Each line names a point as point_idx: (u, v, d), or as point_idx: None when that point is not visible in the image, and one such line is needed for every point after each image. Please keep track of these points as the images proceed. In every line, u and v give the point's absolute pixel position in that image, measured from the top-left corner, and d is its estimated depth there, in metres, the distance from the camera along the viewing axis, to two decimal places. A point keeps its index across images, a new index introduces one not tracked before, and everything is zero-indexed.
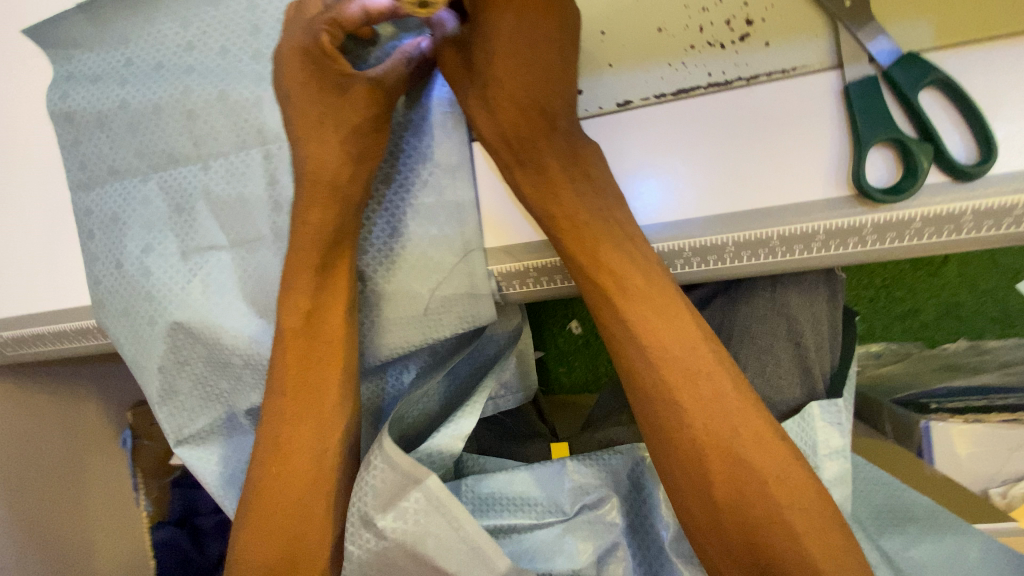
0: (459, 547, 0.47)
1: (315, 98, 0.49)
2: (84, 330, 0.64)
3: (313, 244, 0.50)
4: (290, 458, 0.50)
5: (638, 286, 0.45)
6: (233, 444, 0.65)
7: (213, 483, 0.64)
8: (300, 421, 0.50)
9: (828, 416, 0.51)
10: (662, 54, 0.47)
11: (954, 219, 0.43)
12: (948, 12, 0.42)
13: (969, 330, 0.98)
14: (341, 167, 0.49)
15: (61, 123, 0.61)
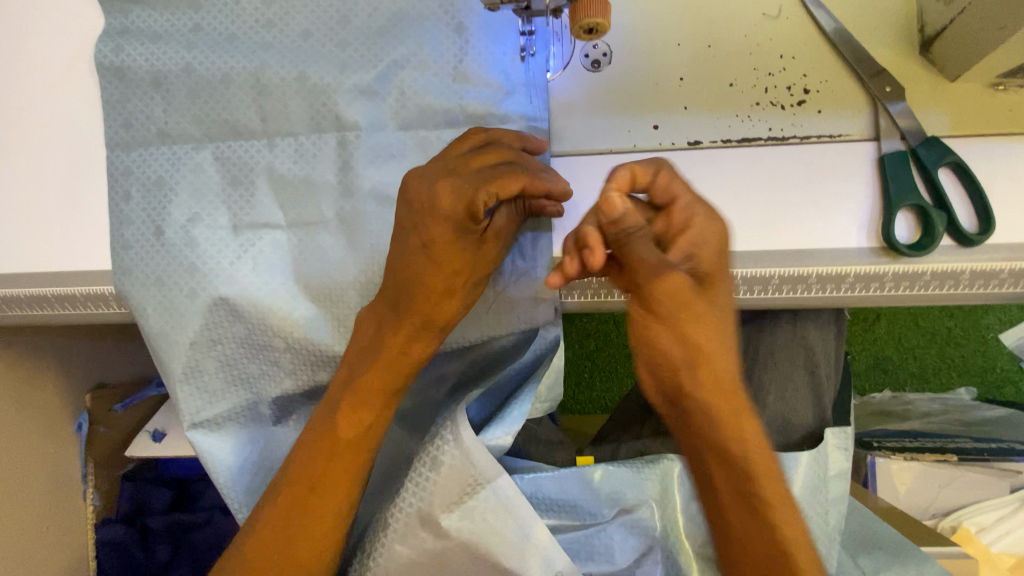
0: (517, 542, 0.55)
1: (446, 236, 0.48)
2: (97, 297, 0.58)
3: (420, 251, 0.49)
4: (349, 452, 0.54)
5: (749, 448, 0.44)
6: (251, 434, 0.62)
7: (222, 472, 0.61)
8: (365, 423, 0.54)
9: (839, 442, 0.59)
10: (730, 105, 0.54)
11: (955, 276, 0.53)
12: (960, 108, 0.52)
13: (892, 381, 1.23)
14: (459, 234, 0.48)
15: (111, 77, 0.58)
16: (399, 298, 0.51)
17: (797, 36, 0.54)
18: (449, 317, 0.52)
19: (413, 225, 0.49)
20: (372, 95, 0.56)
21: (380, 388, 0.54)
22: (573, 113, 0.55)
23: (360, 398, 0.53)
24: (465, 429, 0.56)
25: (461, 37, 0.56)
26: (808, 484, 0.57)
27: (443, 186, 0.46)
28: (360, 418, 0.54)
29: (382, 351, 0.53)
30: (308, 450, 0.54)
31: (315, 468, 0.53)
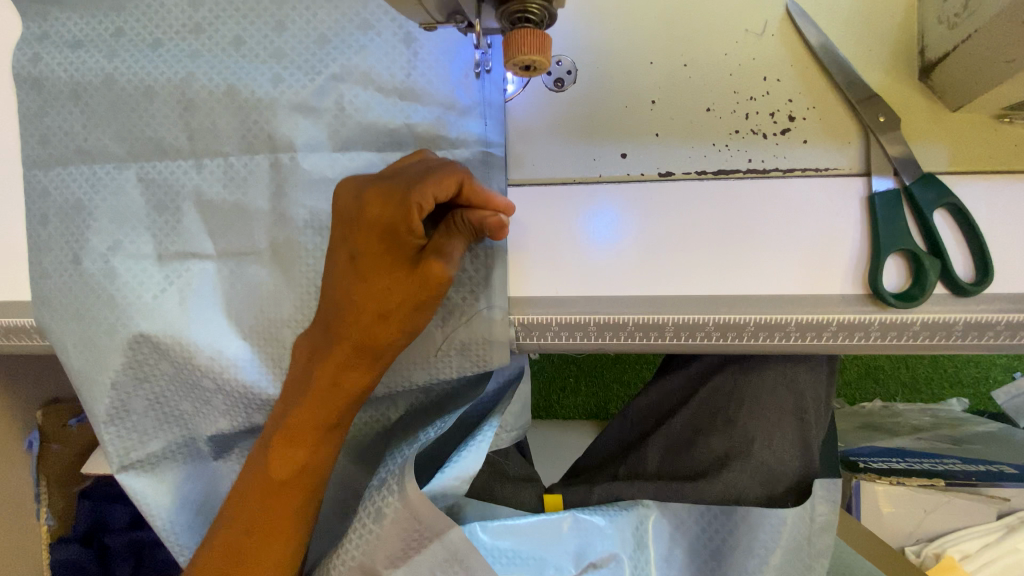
0: None
1: (377, 248, 0.43)
2: (18, 330, 0.54)
3: (354, 270, 0.44)
4: (285, 494, 0.50)
5: None
6: (185, 472, 0.58)
7: (152, 514, 0.57)
8: (302, 461, 0.50)
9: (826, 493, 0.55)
10: (707, 133, 0.48)
11: (948, 327, 0.47)
12: (959, 143, 0.47)
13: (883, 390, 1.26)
14: (390, 254, 0.43)
15: (25, 87, 0.53)
16: (333, 326, 0.47)
17: (783, 55, 0.48)
18: (388, 342, 0.47)
19: (342, 242, 0.45)
20: (311, 111, 0.50)
21: (313, 426, 0.49)
22: (534, 138, 0.50)
23: (293, 436, 0.49)
24: (409, 479, 0.50)
25: (410, 48, 0.50)
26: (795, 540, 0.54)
27: (372, 190, 0.42)
28: (293, 457, 0.50)
29: (316, 384, 0.48)
30: (245, 494, 0.51)
31: (252, 513, 0.50)
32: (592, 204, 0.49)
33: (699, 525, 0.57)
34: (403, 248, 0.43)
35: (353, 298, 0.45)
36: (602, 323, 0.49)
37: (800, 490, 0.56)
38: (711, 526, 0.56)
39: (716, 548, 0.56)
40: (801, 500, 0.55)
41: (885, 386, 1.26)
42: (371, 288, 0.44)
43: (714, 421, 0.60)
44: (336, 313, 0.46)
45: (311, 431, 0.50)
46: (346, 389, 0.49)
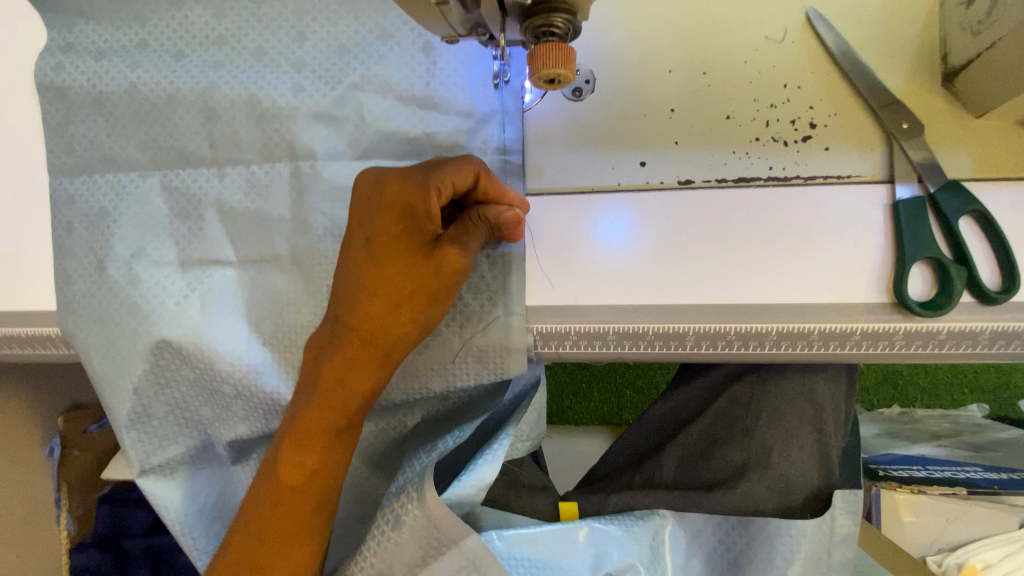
0: None
1: (394, 233, 0.44)
2: (44, 338, 0.55)
3: (370, 259, 0.45)
4: (295, 500, 0.49)
5: None
6: (205, 477, 0.59)
7: (174, 519, 0.58)
8: (311, 464, 0.49)
9: (847, 504, 0.54)
10: (726, 141, 0.48)
11: (974, 336, 0.46)
12: (983, 149, 0.46)
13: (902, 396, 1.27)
14: (405, 242, 0.44)
15: (51, 97, 0.54)
16: (342, 327, 0.47)
17: (803, 61, 0.48)
18: (402, 334, 0.47)
19: (358, 228, 0.46)
20: (331, 121, 0.51)
21: (326, 426, 0.49)
22: (551, 147, 0.50)
23: (302, 439, 0.49)
24: (427, 487, 0.50)
25: (428, 58, 0.50)
26: (813, 551, 0.54)
27: (396, 173, 0.44)
28: (303, 460, 0.49)
29: (325, 386, 0.48)
30: (256, 503, 0.50)
31: (265, 521, 0.49)
32: (609, 213, 0.49)
33: (716, 535, 0.57)
34: (420, 233, 0.44)
35: (368, 288, 0.45)
36: (621, 333, 0.49)
37: (818, 501, 0.55)
38: (728, 535, 0.56)
39: (731, 559, 0.56)
40: (819, 511, 0.54)
41: (904, 391, 1.27)
42: (387, 276, 0.45)
43: (733, 430, 0.60)
44: (350, 308, 0.46)
45: (319, 435, 0.49)
46: (353, 390, 0.48)
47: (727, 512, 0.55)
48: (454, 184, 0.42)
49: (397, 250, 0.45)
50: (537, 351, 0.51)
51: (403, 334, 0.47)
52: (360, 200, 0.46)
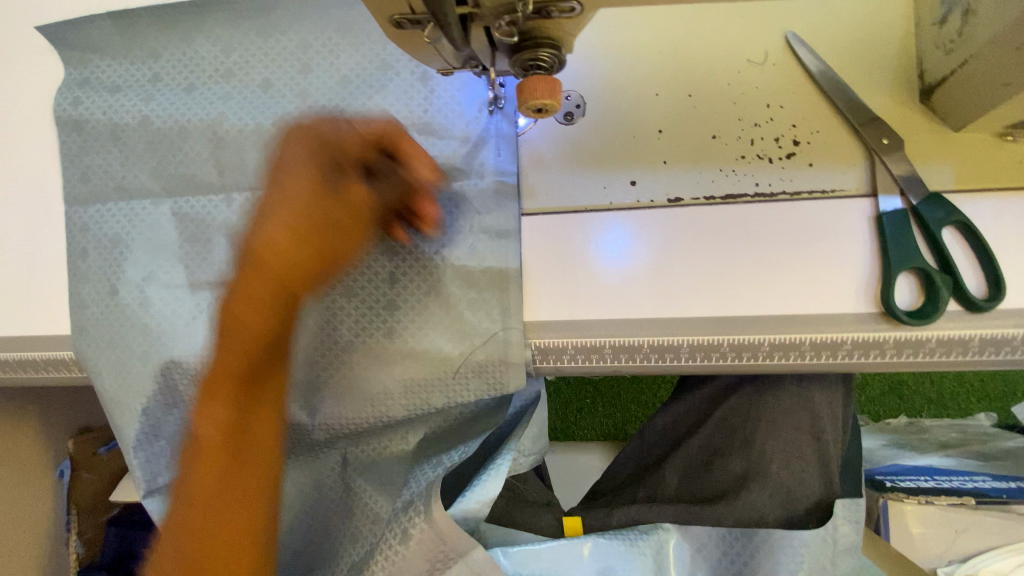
0: None
1: (304, 180, 0.51)
2: (58, 362, 0.57)
3: (302, 202, 0.51)
4: (220, 456, 0.50)
5: None
6: None
7: None
8: (220, 417, 0.51)
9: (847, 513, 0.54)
10: (713, 159, 0.50)
11: (964, 343, 0.47)
12: (964, 162, 0.47)
13: (909, 407, 1.27)
14: (326, 190, 0.50)
15: (68, 130, 0.57)
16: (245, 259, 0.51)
17: (784, 82, 0.50)
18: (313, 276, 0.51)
19: (284, 176, 0.51)
20: None
21: (238, 371, 0.51)
22: (545, 169, 0.52)
23: (210, 387, 0.51)
24: (434, 502, 0.52)
25: (426, 87, 0.53)
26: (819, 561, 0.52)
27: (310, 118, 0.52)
28: (218, 414, 0.51)
29: (237, 320, 0.51)
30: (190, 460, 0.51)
31: (196, 473, 0.50)
32: (602, 231, 0.51)
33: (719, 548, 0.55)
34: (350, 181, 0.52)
35: (298, 231, 0.50)
36: (616, 347, 0.51)
37: (819, 510, 0.55)
38: (732, 547, 0.55)
39: (739, 571, 0.54)
40: (821, 521, 0.54)
41: (911, 402, 1.27)
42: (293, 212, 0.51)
43: (733, 440, 0.60)
44: (276, 256, 0.50)
45: (233, 364, 0.51)
46: (251, 331, 0.51)
47: (733, 525, 0.55)
48: (361, 132, 0.51)
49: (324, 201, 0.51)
50: (535, 366, 0.53)
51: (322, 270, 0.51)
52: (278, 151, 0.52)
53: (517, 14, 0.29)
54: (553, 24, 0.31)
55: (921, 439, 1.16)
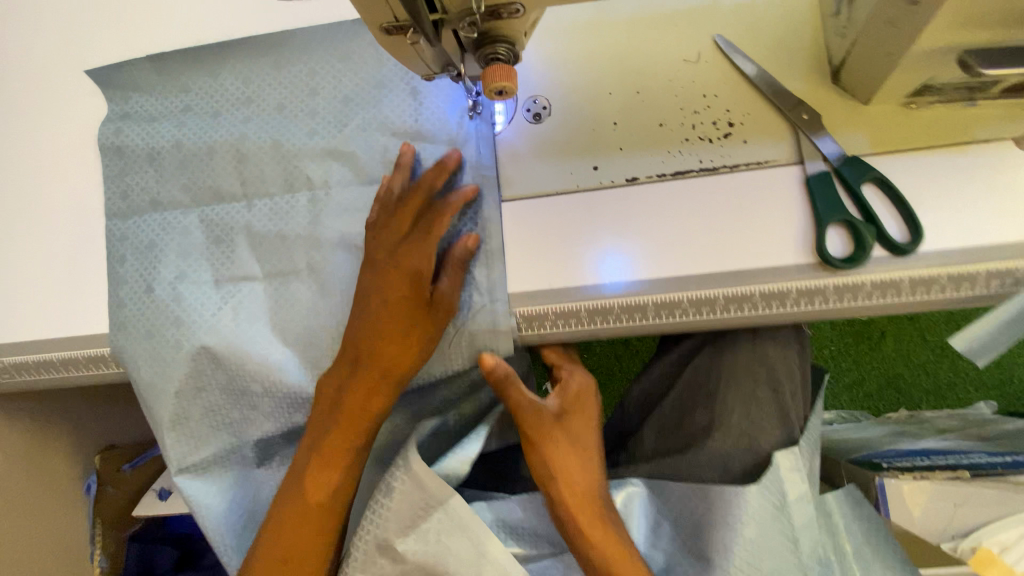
0: (474, 558, 0.59)
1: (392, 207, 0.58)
2: (98, 357, 0.65)
3: (398, 216, 0.57)
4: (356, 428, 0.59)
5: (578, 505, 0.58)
6: (236, 481, 0.66)
7: (212, 522, 0.64)
8: (332, 483, 0.59)
9: (791, 463, 0.59)
10: (661, 143, 0.58)
11: (895, 285, 0.54)
12: (875, 131, 0.56)
13: (907, 399, 1.36)
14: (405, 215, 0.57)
15: (110, 154, 0.66)
16: (355, 361, 0.57)
17: (717, 76, 0.59)
18: (410, 294, 0.57)
19: (386, 198, 0.59)
20: (338, 155, 0.62)
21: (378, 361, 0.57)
22: (520, 160, 0.60)
23: (327, 457, 0.59)
24: (414, 458, 0.61)
25: (415, 100, 0.62)
26: (768, 507, 0.58)
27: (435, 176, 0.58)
28: (331, 479, 0.59)
29: (348, 406, 0.58)
30: (287, 503, 0.59)
31: (295, 506, 0.59)
32: (568, 210, 0.59)
33: (681, 499, 0.61)
34: (426, 325, 0.57)
35: (394, 255, 0.57)
36: (591, 309, 0.58)
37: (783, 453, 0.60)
38: (696, 495, 0.60)
39: (696, 521, 0.60)
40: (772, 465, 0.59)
41: (908, 393, 1.35)
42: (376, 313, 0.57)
43: (699, 398, 0.67)
44: (385, 266, 0.57)
45: (343, 433, 0.58)
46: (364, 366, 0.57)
47: (701, 475, 0.62)
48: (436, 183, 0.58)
49: (405, 304, 0.57)
50: (521, 335, 0.60)
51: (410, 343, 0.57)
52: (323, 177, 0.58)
53: (474, 17, 0.38)
54: (506, 24, 0.40)
55: (920, 427, 1.22)
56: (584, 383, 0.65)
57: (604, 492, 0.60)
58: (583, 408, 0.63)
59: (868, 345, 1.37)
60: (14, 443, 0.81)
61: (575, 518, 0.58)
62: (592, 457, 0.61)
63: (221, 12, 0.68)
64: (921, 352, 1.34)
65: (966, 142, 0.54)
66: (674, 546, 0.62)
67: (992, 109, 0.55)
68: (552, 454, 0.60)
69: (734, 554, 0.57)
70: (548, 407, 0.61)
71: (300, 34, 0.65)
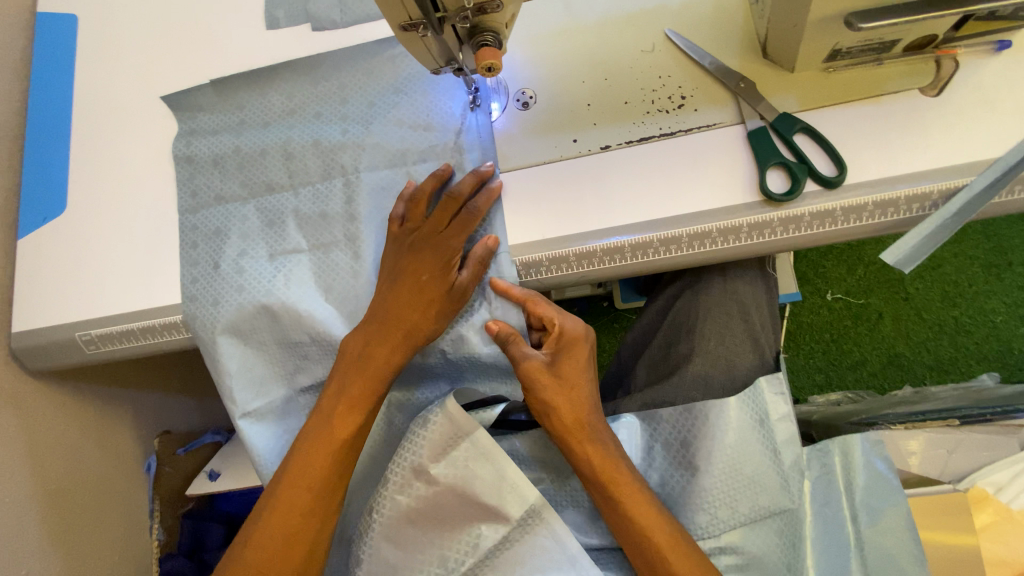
0: (497, 482, 0.65)
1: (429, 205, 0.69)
2: (170, 325, 0.77)
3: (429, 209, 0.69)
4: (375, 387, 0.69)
5: (598, 457, 0.64)
6: (286, 425, 0.77)
7: (265, 456, 0.75)
8: (357, 423, 0.69)
9: (773, 388, 0.70)
10: (628, 117, 0.71)
11: (830, 214, 0.64)
12: (802, 93, 0.68)
13: (912, 376, 1.33)
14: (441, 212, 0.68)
15: (182, 162, 0.81)
16: (382, 326, 0.68)
17: (670, 61, 0.72)
18: (434, 275, 0.68)
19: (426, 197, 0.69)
20: (364, 146, 0.76)
21: (403, 326, 0.68)
22: (513, 139, 0.73)
23: (356, 402, 0.69)
24: (448, 400, 0.67)
25: (426, 99, 0.76)
26: (749, 420, 0.68)
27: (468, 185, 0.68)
28: (355, 420, 0.69)
29: (372, 364, 0.69)
30: (317, 441, 0.68)
31: (316, 443, 0.68)
32: (554, 175, 0.71)
33: (673, 419, 0.69)
34: (446, 305, 0.68)
35: (428, 241, 0.68)
36: (579, 254, 0.69)
37: (757, 375, 0.72)
38: (684, 418, 0.69)
39: (684, 438, 0.69)
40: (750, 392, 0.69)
41: (913, 372, 1.33)
42: (404, 294, 0.68)
43: (680, 334, 0.76)
44: (419, 250, 0.68)
45: (367, 381, 0.69)
46: (393, 325, 0.68)
47: (688, 395, 0.72)
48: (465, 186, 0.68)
49: (429, 285, 0.68)
50: (521, 279, 0.71)
51: (428, 310, 0.68)
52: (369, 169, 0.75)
53: (467, 12, 0.51)
54: (491, 18, 0.53)
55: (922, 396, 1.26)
56: (580, 328, 0.67)
57: (595, 421, 0.66)
58: (577, 350, 0.67)
59: (867, 326, 1.35)
60: (85, 419, 0.92)
61: (571, 440, 0.65)
62: (584, 392, 0.66)
63: (266, 44, 0.84)
64: (918, 328, 1.32)
65: (879, 94, 0.66)
66: (666, 465, 0.70)
67: (899, 66, 0.66)
68: (549, 397, 0.65)
69: (717, 460, 0.66)
70: (541, 355, 0.66)
71: (331, 56, 0.80)
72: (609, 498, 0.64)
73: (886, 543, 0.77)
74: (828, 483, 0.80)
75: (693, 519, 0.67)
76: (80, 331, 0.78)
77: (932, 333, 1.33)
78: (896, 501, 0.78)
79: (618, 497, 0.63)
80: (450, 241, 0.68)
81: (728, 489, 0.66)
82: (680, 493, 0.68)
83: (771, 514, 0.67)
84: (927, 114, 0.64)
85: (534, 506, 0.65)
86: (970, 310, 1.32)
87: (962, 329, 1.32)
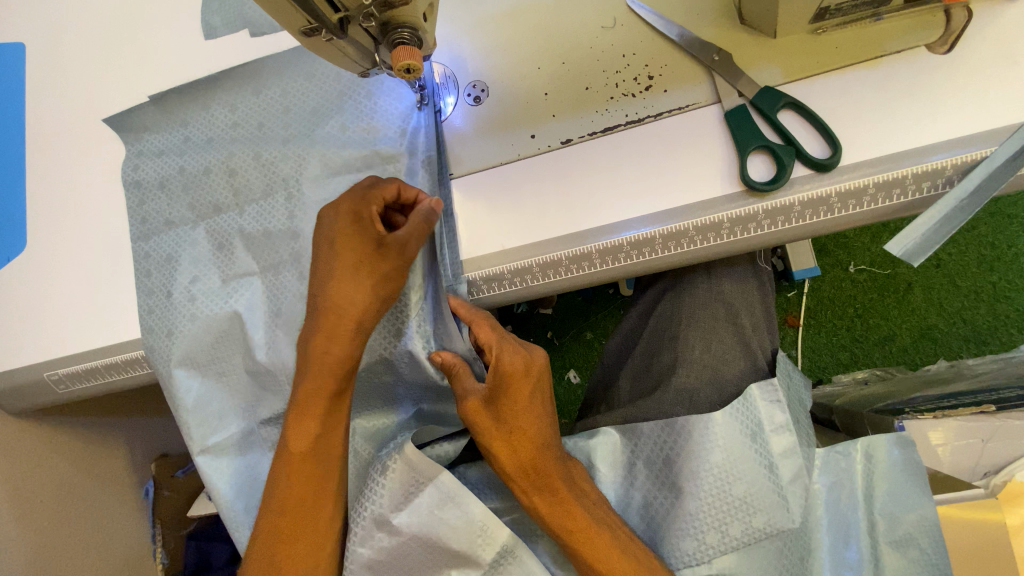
0: (467, 527, 0.62)
1: (333, 224, 0.58)
2: (133, 361, 0.75)
3: (337, 223, 0.58)
4: (329, 385, 0.60)
5: (545, 501, 0.59)
6: (241, 460, 0.73)
7: (220, 489, 0.72)
8: (311, 433, 0.61)
9: (766, 396, 0.62)
10: (590, 104, 0.63)
11: (824, 201, 0.56)
12: (789, 61, 0.59)
13: (946, 350, 1.22)
14: (336, 222, 0.58)
15: (130, 186, 0.78)
16: (315, 315, 0.59)
17: (634, 36, 0.64)
18: (355, 239, 0.58)
19: (324, 234, 0.59)
20: (307, 159, 0.71)
21: (343, 306, 0.58)
22: (466, 138, 0.66)
23: (304, 410, 0.60)
24: (405, 442, 0.63)
25: (370, 101, 0.70)
26: (739, 434, 0.61)
27: (392, 189, 0.58)
28: (308, 429, 0.61)
29: (315, 361, 0.59)
30: (278, 458, 0.61)
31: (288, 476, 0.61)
32: (514, 177, 0.64)
33: (654, 435, 0.63)
34: (377, 265, 0.58)
35: (336, 229, 0.58)
36: (542, 263, 0.62)
37: (749, 381, 0.65)
38: (666, 436, 0.62)
39: (666, 456, 0.62)
40: (738, 403, 0.61)
41: (946, 345, 1.21)
42: (324, 263, 0.58)
43: (663, 341, 0.71)
44: (329, 250, 0.58)
45: (316, 381, 0.60)
46: (334, 308, 0.58)
47: (673, 411, 0.66)
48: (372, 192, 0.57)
49: (353, 244, 0.58)
50: (480, 293, 0.65)
51: (361, 276, 0.58)
52: (313, 185, 0.70)
53: (371, 9, 0.46)
54: (403, 11, 0.47)
55: None
56: (522, 360, 0.60)
57: (543, 463, 0.60)
58: (518, 384, 0.59)
59: (894, 299, 1.24)
60: (76, 454, 0.92)
61: (517, 485, 0.60)
62: (528, 432, 0.60)
63: (206, 54, 0.79)
64: (951, 297, 1.20)
65: (879, 56, 0.57)
66: (649, 485, 0.63)
67: (903, 20, 0.56)
68: (487, 439, 0.59)
69: (704, 480, 0.60)
70: (480, 392, 0.59)
71: (269, 62, 0.74)
72: (566, 542, 0.59)
73: (907, 556, 0.70)
74: (846, 492, 0.72)
75: (680, 546, 0.60)
76: (47, 371, 0.77)
77: (968, 302, 1.21)
78: (920, 508, 0.70)
79: (573, 544, 0.58)
80: (355, 208, 0.57)
81: (718, 513, 0.60)
82: (664, 516, 0.62)
83: (768, 536, 0.60)
84: (937, 76, 0.55)
85: (506, 544, 0.62)
86: (1011, 273, 1.19)
87: (1001, 294, 1.20)
